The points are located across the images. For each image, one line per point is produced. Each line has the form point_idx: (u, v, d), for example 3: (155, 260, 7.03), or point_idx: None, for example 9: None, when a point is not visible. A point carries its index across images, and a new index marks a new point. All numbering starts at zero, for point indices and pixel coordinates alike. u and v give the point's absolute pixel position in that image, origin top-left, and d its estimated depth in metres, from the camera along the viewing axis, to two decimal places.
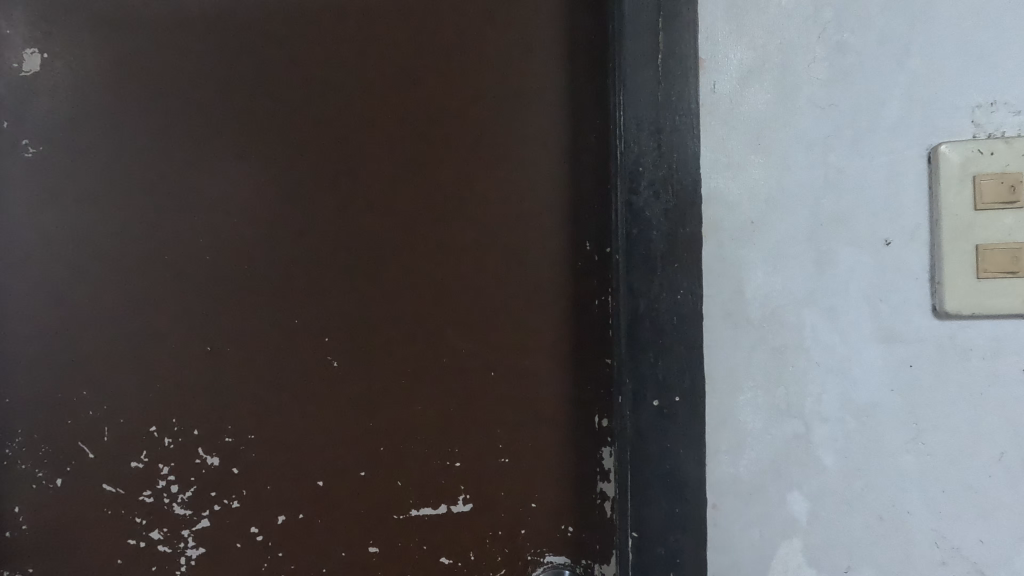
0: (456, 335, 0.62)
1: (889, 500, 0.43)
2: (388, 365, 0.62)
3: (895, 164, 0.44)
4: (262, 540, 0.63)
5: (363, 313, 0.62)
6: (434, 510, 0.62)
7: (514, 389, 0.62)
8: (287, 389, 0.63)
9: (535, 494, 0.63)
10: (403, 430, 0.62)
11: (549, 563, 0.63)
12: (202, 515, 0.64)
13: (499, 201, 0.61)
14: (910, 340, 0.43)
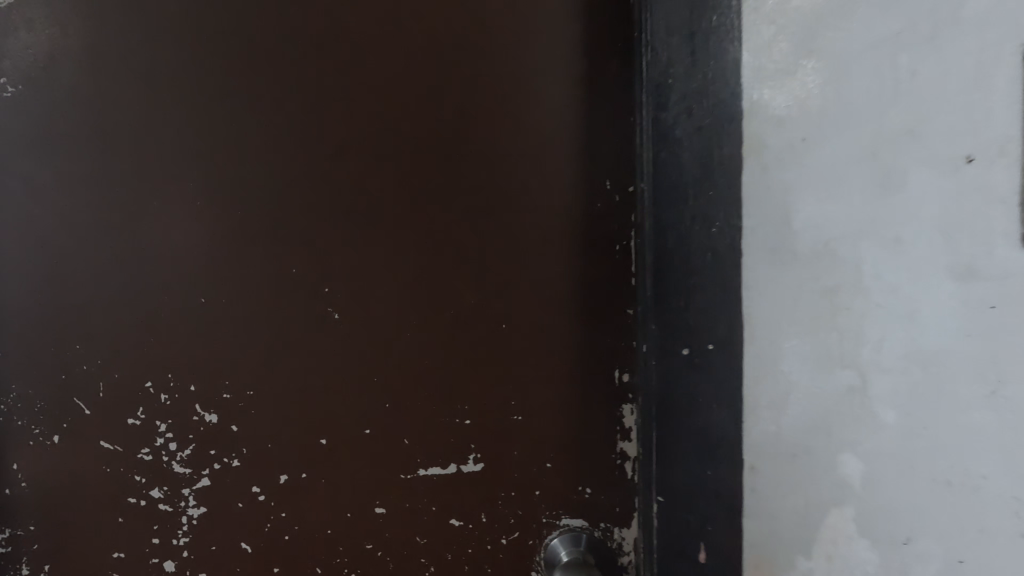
0: (465, 286, 0.59)
1: (952, 472, 0.33)
2: (394, 320, 0.60)
3: (984, 43, 0.31)
4: (265, 500, 0.62)
5: (366, 268, 0.60)
6: (443, 469, 0.60)
7: (527, 342, 0.60)
8: (289, 344, 0.61)
9: (548, 453, 0.60)
10: (410, 386, 0.60)
11: (565, 525, 0.60)
12: (203, 473, 0.62)
13: (509, 149, 0.59)
14: (994, 277, 0.31)
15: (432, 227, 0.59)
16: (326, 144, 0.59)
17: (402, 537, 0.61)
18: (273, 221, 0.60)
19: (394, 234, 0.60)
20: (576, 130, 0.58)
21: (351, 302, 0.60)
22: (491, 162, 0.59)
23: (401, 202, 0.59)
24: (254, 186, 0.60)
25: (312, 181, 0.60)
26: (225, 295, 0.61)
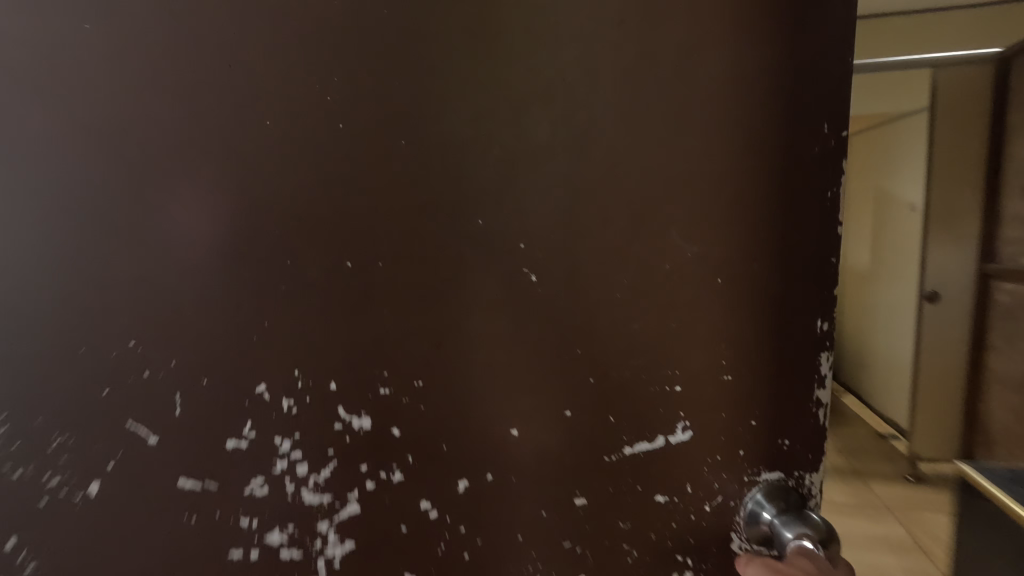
0: (678, 229, 0.48)
1: None
2: (604, 277, 0.48)
3: None
4: (437, 517, 0.51)
5: (568, 213, 0.47)
6: (650, 444, 0.51)
7: (747, 294, 0.49)
8: (475, 317, 0.48)
9: (754, 410, 0.50)
10: (620, 355, 0.49)
11: (765, 481, 0.51)
12: (348, 497, 0.50)
13: (736, 55, 0.46)
14: None
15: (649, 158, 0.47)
16: (502, 67, 0.46)
17: (607, 528, 0.52)
18: (442, 164, 0.47)
19: (594, 172, 0.47)
20: (791, 37, 0.46)
21: (551, 260, 0.48)
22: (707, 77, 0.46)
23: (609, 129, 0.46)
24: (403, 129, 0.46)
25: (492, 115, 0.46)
26: (382, 259, 0.47)
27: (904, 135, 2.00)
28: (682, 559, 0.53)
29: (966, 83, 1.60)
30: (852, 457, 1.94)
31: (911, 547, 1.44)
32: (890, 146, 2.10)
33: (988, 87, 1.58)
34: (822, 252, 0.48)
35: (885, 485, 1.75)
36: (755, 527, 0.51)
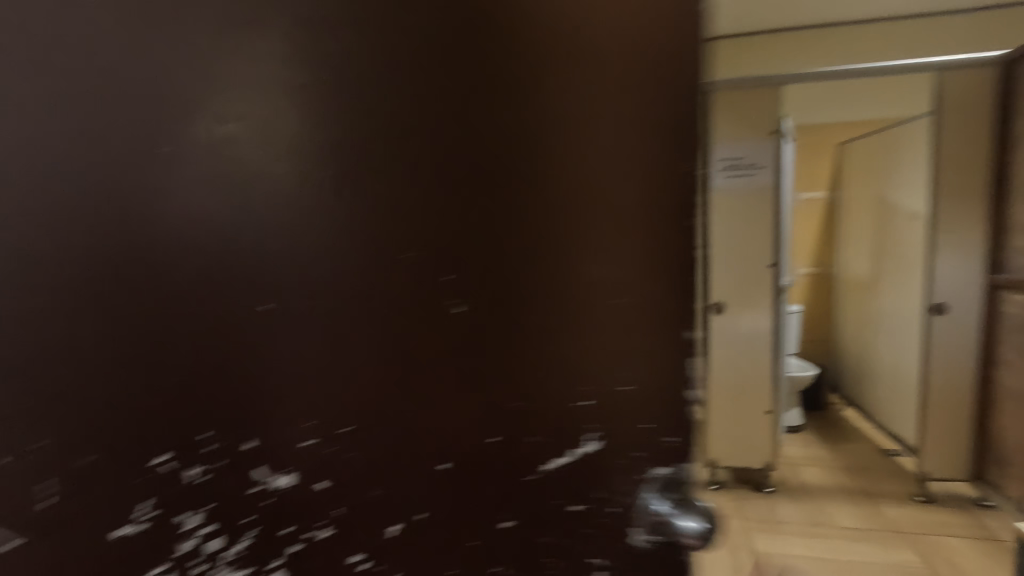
0: (580, 229, 0.44)
1: None
2: (520, 288, 0.45)
3: None
4: (372, 557, 0.51)
5: (485, 221, 0.45)
6: (564, 458, 0.47)
7: (648, 282, 0.44)
8: (404, 333, 0.47)
9: (660, 412, 0.46)
10: (536, 370, 0.46)
11: (657, 475, 0.46)
12: (269, 565, 0.53)
13: (637, 49, 0.42)
14: None
15: (566, 160, 0.43)
16: (429, 72, 0.44)
17: (536, 547, 0.49)
18: (354, 213, 0.46)
19: (492, 182, 0.44)
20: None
21: (472, 271, 0.46)
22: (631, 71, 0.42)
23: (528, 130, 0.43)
24: (336, 146, 0.45)
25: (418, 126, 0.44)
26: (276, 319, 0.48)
27: (905, 140, 1.94)
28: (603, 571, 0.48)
29: (971, 84, 1.53)
30: (857, 476, 1.85)
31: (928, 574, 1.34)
32: (890, 152, 2.03)
33: (996, 93, 1.52)
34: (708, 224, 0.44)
35: (893, 507, 1.66)
36: (648, 515, 0.46)
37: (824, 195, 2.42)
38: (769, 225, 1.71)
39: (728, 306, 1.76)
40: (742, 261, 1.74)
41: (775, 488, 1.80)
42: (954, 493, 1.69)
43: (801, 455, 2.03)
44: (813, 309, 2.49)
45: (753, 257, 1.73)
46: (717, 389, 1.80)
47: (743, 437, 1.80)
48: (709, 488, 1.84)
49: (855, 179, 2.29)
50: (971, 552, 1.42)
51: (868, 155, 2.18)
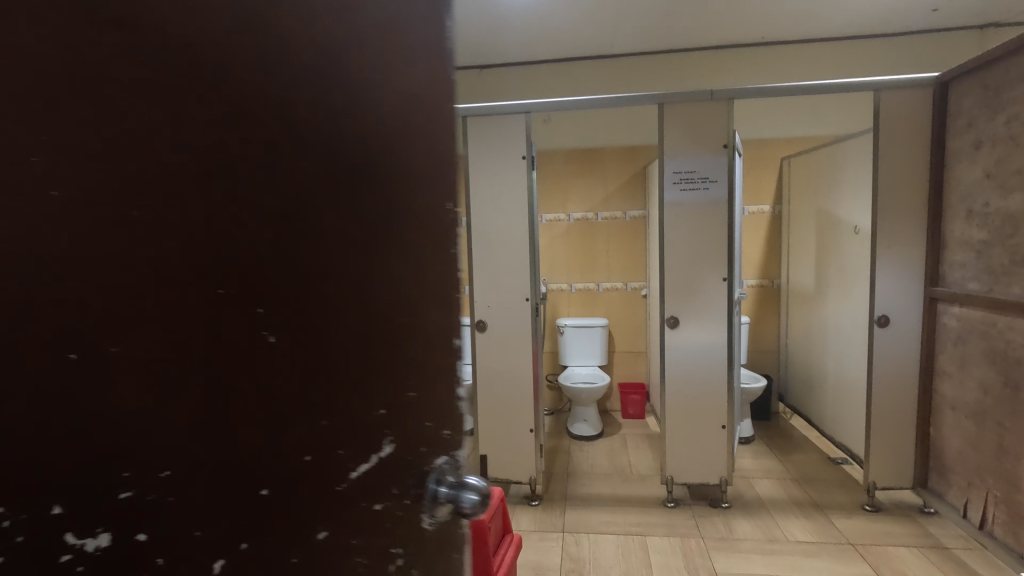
0: (371, 191, 0.37)
1: None
2: (356, 249, 0.35)
3: None
4: None
5: (339, 153, 0.33)
6: (364, 464, 0.38)
7: (414, 271, 0.43)
8: (237, 261, 0.26)
9: (425, 408, 0.46)
10: (365, 359, 0.37)
11: (437, 466, 0.49)
12: None
13: (406, 39, 0.42)
14: None
15: (400, 142, 0.41)
16: None
17: None
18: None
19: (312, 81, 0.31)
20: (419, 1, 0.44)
21: (318, 203, 0.31)
22: (442, 117, 0.48)
23: (386, 92, 0.39)
24: None
25: (318, 4, 0.32)
26: None
27: (848, 156, 2.01)
28: None
29: (909, 103, 1.58)
30: (808, 488, 1.86)
31: None
32: (833, 167, 2.10)
33: (926, 112, 1.58)
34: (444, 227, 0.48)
35: (844, 519, 1.67)
36: (438, 505, 0.49)
37: (770, 209, 2.47)
38: (722, 239, 1.70)
39: (682, 320, 1.75)
40: (695, 274, 1.73)
41: (730, 504, 1.79)
42: (898, 500, 1.75)
43: (754, 468, 2.03)
44: (760, 320, 2.54)
45: (706, 270, 1.72)
46: (671, 404, 1.78)
47: (697, 453, 1.78)
48: (666, 506, 1.80)
49: (798, 194, 2.35)
50: (919, 563, 1.43)
51: (812, 170, 2.24)
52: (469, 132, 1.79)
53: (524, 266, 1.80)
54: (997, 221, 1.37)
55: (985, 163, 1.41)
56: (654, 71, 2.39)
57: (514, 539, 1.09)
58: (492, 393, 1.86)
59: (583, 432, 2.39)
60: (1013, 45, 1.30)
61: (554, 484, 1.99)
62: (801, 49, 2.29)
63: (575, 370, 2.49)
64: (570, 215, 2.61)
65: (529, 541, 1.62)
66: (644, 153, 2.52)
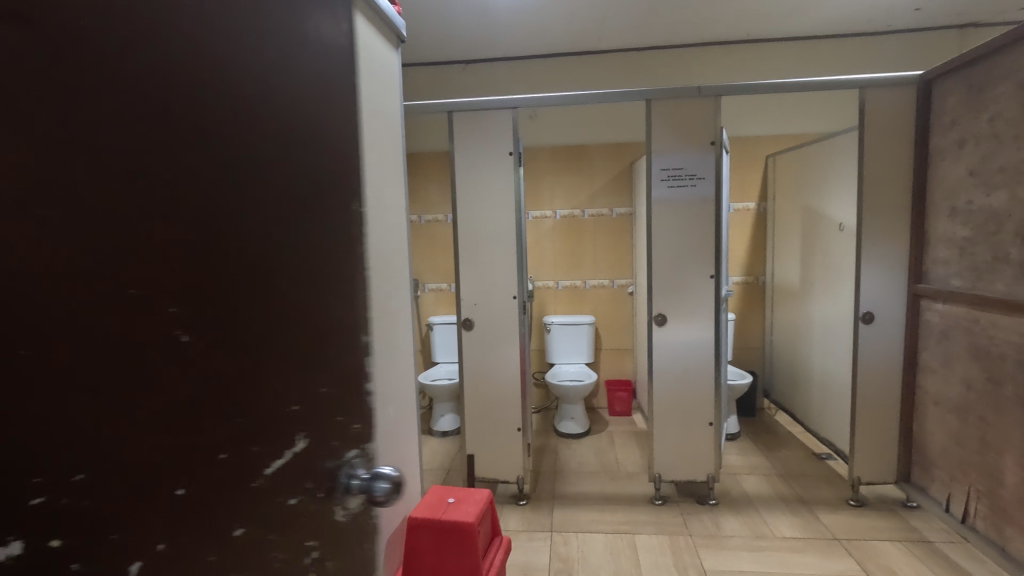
0: (295, 180, 0.36)
1: None
2: (271, 230, 0.33)
3: None
4: None
5: (248, 126, 0.31)
6: (286, 461, 0.37)
7: (329, 262, 0.42)
8: (144, 241, 0.24)
9: (341, 401, 0.46)
10: (283, 349, 0.35)
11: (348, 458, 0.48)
12: None
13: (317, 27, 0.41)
14: None
15: (310, 121, 0.39)
16: None
17: None
18: None
19: (226, 64, 0.30)
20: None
21: (234, 187, 0.30)
22: (344, 99, 0.46)
23: (297, 66, 0.37)
24: None
25: None
26: None
27: (833, 154, 2.02)
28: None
29: (893, 101, 1.59)
30: (794, 484, 1.88)
31: None
32: (818, 164, 2.11)
33: (910, 109, 1.59)
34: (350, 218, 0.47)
35: (829, 514, 1.68)
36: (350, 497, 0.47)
37: (755, 206, 2.48)
38: (710, 236, 1.70)
39: (670, 317, 1.74)
40: (682, 272, 1.73)
41: (718, 501, 1.80)
42: (882, 495, 1.77)
43: (740, 464, 2.04)
44: (745, 317, 2.55)
45: (694, 268, 1.72)
46: (659, 402, 1.77)
47: (685, 450, 1.78)
48: (654, 504, 1.80)
49: (783, 191, 2.36)
50: (903, 557, 1.45)
51: (797, 168, 2.26)
52: (455, 128, 1.76)
53: (511, 264, 1.78)
54: (980, 218, 1.38)
55: (969, 161, 1.42)
56: (640, 68, 2.38)
57: (504, 541, 1.08)
58: (480, 392, 1.84)
59: (570, 430, 2.38)
60: (996, 44, 1.31)
61: (542, 483, 1.98)
62: (785, 47, 2.30)
63: (561, 367, 2.48)
64: (557, 212, 2.59)
65: (518, 541, 1.61)
66: (630, 150, 2.51)
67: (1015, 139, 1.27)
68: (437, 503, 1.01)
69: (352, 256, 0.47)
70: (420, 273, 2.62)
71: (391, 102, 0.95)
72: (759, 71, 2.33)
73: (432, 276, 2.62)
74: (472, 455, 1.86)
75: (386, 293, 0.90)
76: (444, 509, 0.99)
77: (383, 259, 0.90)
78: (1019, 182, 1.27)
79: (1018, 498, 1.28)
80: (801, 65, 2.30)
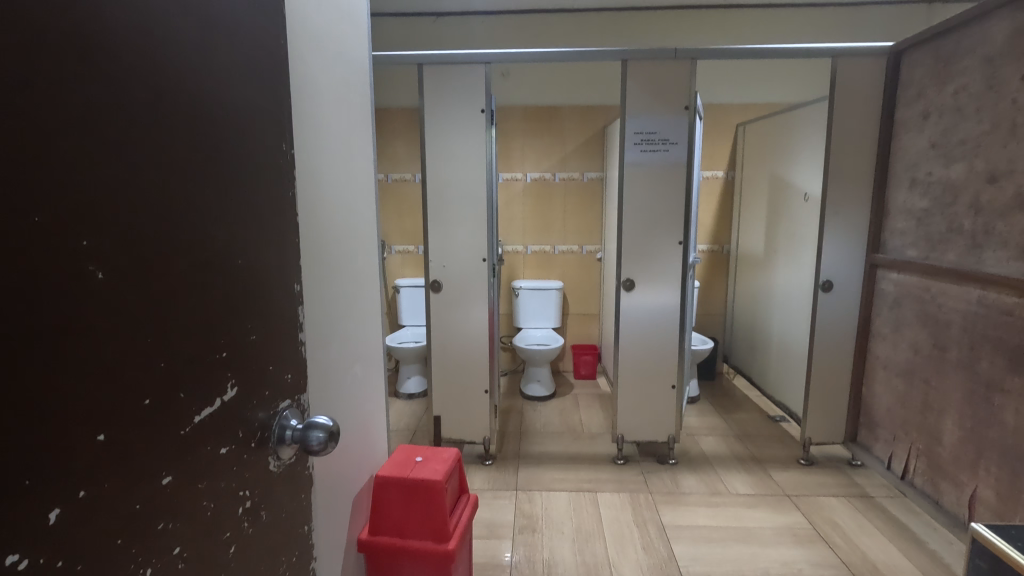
0: (202, 147, 0.39)
1: None
2: (181, 195, 0.37)
3: None
4: None
5: (157, 99, 0.34)
6: (212, 408, 0.41)
7: (247, 228, 0.45)
8: (51, 202, 0.27)
9: (271, 355, 0.49)
10: (201, 305, 0.39)
11: (283, 407, 0.52)
12: None
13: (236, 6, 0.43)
14: None
15: (226, 96, 0.42)
16: None
17: (197, 515, 0.39)
18: None
19: (134, 42, 0.32)
20: None
21: (136, 155, 0.33)
22: (272, 70, 0.49)
23: (208, 41, 0.40)
24: None
25: None
26: None
27: (802, 124, 2.04)
28: (242, 517, 0.45)
29: (864, 71, 1.60)
30: (748, 444, 1.96)
31: (813, 535, 1.43)
32: (786, 134, 2.14)
33: (880, 80, 1.60)
34: (279, 186, 0.50)
35: (781, 472, 1.76)
36: (285, 449, 0.51)
37: (723, 174, 2.50)
38: (680, 202, 1.71)
39: (638, 282, 1.76)
40: (652, 237, 1.74)
41: (677, 460, 1.86)
42: (829, 454, 1.87)
43: (699, 425, 2.12)
44: (709, 285, 2.60)
45: (664, 234, 1.73)
46: (625, 365, 1.80)
47: (648, 412, 1.83)
48: (616, 464, 1.85)
49: (752, 161, 2.38)
50: (846, 511, 1.53)
51: (766, 137, 2.27)
52: (425, 82, 1.69)
53: (480, 225, 1.75)
54: (938, 190, 1.42)
55: (931, 133, 1.46)
56: (616, 28, 2.33)
57: (471, 499, 1.07)
58: (447, 354, 1.83)
59: (536, 392, 2.41)
60: (965, 17, 1.32)
61: (507, 443, 2.01)
62: (761, 13, 2.28)
63: (529, 331, 2.49)
64: (527, 174, 2.55)
65: (483, 499, 1.63)
66: (603, 113, 2.48)
67: (976, 112, 1.31)
68: (404, 462, 1.01)
69: (283, 218, 0.51)
70: (387, 235, 2.57)
71: (357, 45, 0.90)
72: (736, 37, 2.31)
73: (399, 237, 2.57)
74: (438, 417, 1.87)
75: (351, 249, 0.87)
76: (412, 467, 0.98)
77: (348, 212, 0.86)
78: (976, 155, 1.31)
79: (954, 455, 1.37)
80: (775, 33, 2.29)
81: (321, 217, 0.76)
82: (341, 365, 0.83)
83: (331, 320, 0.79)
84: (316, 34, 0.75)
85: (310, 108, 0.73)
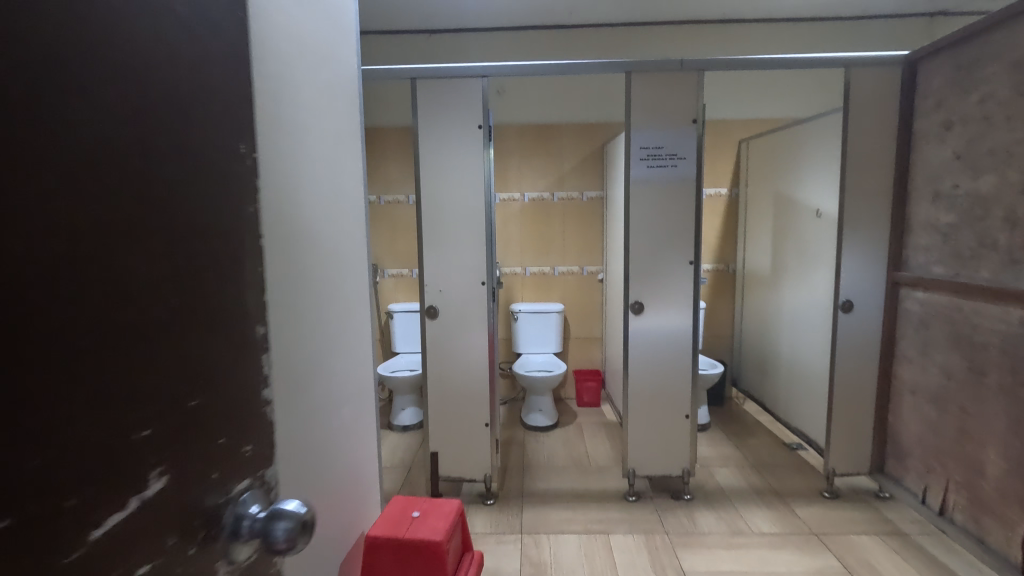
0: (120, 147, 0.28)
1: None
2: (80, 212, 0.25)
3: None
4: None
5: (37, 69, 0.23)
6: (126, 511, 0.29)
7: (191, 255, 0.34)
8: None
9: (219, 424, 0.37)
10: (113, 369, 0.28)
11: (238, 490, 0.40)
12: None
13: None
14: None
15: (161, 83, 0.31)
16: None
17: None
18: None
19: None
20: None
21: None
22: (227, 57, 0.39)
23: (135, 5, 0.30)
24: None
25: None
26: None
27: (809, 139, 1.97)
28: None
29: (878, 82, 1.53)
30: (767, 475, 1.84)
31: None
32: (791, 150, 2.07)
33: (895, 91, 1.53)
34: (237, 206, 0.40)
35: (805, 507, 1.64)
36: (239, 545, 0.39)
37: (727, 192, 2.42)
38: (689, 220, 1.62)
39: (647, 305, 1.65)
40: (660, 257, 1.64)
41: (692, 496, 1.73)
42: (854, 485, 1.75)
43: (712, 456, 1.99)
44: (714, 305, 2.51)
45: (674, 252, 1.64)
46: (634, 395, 1.68)
47: (660, 444, 1.70)
48: (628, 501, 1.72)
49: (756, 177, 2.31)
50: (882, 551, 1.41)
51: (770, 154, 2.21)
52: (419, 97, 1.60)
53: (479, 246, 1.65)
54: (966, 203, 1.34)
55: (954, 144, 1.38)
56: (614, 45, 2.27)
57: (476, 556, 0.96)
58: (445, 385, 1.71)
59: (538, 423, 2.29)
60: (989, 21, 1.26)
61: (510, 479, 1.88)
62: (760, 28, 2.23)
63: (529, 357, 2.37)
64: (525, 195, 2.47)
65: (486, 545, 1.50)
66: (602, 131, 2.41)
67: (1006, 120, 1.23)
68: (400, 518, 0.89)
69: (240, 245, 0.40)
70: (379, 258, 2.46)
71: (345, 50, 0.80)
72: (737, 50, 2.25)
73: (391, 261, 2.46)
74: (435, 453, 1.73)
75: (336, 276, 0.76)
76: (409, 526, 0.87)
77: (331, 234, 0.75)
78: (1008, 165, 1.22)
79: (1000, 490, 1.26)
80: (777, 47, 2.24)
81: (301, 236, 0.65)
82: (326, 412, 0.72)
83: (313, 360, 0.68)
84: (296, 30, 0.65)
85: (289, 113, 0.63)
